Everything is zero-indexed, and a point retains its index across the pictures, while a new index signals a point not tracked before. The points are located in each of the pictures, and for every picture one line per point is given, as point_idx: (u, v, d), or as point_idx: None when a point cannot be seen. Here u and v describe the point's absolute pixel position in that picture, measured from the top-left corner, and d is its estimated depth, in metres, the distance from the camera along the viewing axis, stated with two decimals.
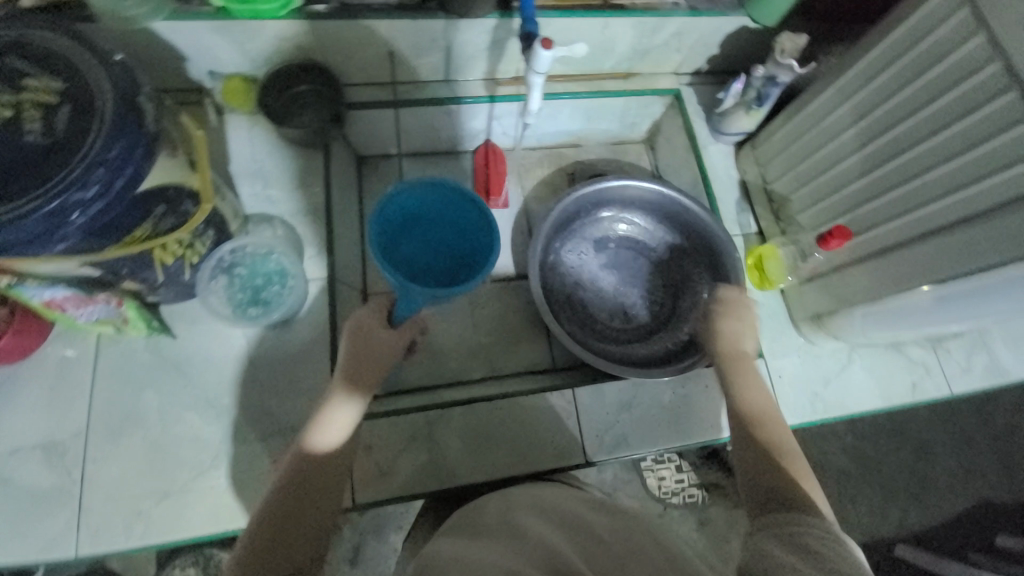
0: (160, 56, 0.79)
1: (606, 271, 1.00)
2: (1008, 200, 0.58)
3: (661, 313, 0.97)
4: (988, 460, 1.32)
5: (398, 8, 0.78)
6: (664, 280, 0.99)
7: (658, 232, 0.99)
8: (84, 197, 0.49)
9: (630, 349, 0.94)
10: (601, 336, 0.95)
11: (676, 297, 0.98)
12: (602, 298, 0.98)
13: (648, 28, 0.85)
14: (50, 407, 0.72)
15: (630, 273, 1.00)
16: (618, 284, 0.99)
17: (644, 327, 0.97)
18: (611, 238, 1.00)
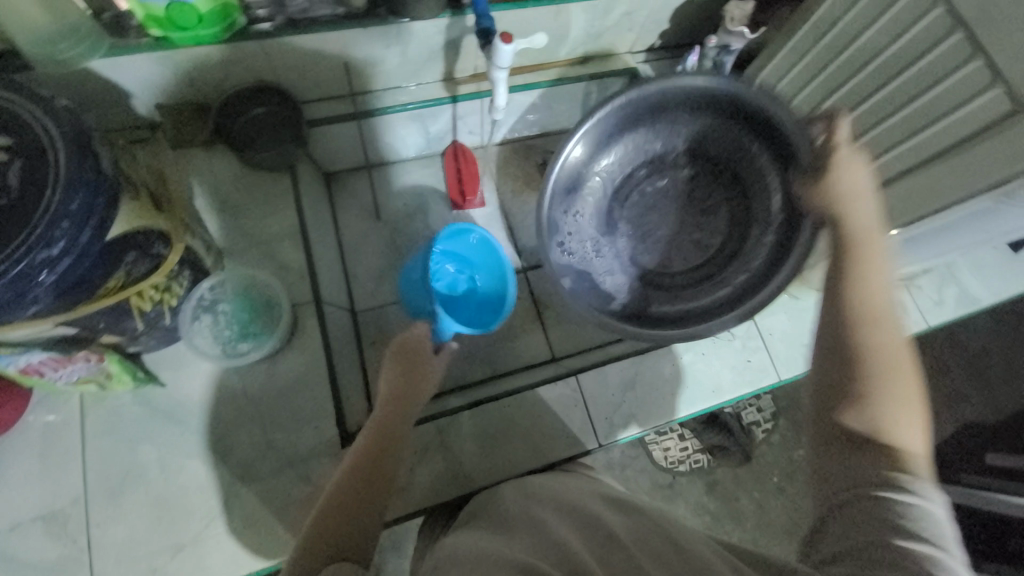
0: (102, 95, 0.75)
1: (641, 213, 0.84)
2: (965, 139, 0.60)
3: (733, 217, 0.82)
4: (964, 383, 1.39)
5: (347, 17, 0.75)
6: (716, 182, 0.83)
7: (676, 142, 0.82)
8: (51, 254, 0.47)
9: (719, 285, 0.80)
10: (675, 295, 0.81)
11: (739, 192, 0.82)
12: (656, 247, 0.84)
13: (600, 10, 0.85)
14: (43, 476, 0.68)
15: (667, 198, 0.84)
16: (659, 221, 0.84)
17: (725, 250, 0.82)
18: (622, 181, 0.84)
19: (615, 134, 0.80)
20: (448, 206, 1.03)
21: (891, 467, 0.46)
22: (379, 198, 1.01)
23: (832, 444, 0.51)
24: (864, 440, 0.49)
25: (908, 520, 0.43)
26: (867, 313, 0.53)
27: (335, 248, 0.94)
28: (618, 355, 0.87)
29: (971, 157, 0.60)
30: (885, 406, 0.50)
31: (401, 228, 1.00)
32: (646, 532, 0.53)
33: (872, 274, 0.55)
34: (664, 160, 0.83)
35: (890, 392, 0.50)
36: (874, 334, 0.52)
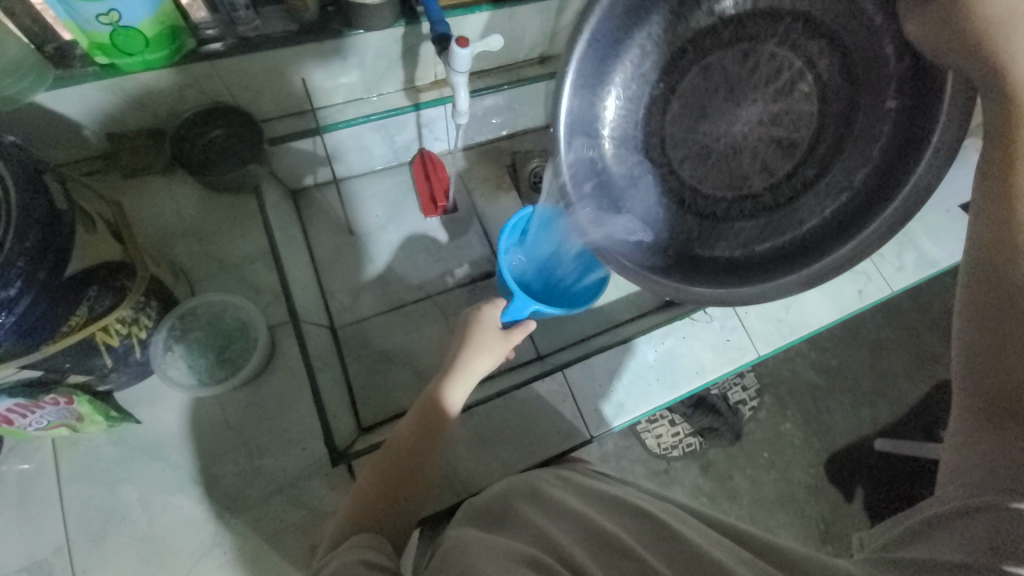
0: (51, 128, 0.73)
1: (679, 123, 0.54)
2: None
3: (821, 95, 0.53)
4: (935, 344, 1.44)
5: (300, 32, 0.75)
6: (784, 46, 0.51)
7: (715, 11, 0.51)
8: (6, 295, 0.45)
9: (823, 201, 0.54)
10: (761, 229, 0.55)
11: (826, 51, 0.51)
12: (710, 167, 0.55)
13: (552, 10, 0.87)
14: (19, 529, 0.65)
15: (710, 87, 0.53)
16: (721, 124, 0.54)
17: (819, 148, 0.54)
18: (636, 94, 0.54)
19: (608, 49, 0.51)
20: (420, 214, 1.01)
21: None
22: (350, 211, 1.00)
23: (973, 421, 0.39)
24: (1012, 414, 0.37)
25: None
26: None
27: (309, 266, 0.93)
28: (602, 346, 0.88)
29: None
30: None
31: (376, 240, 0.99)
32: (645, 522, 0.54)
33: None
34: (693, 56, 0.52)
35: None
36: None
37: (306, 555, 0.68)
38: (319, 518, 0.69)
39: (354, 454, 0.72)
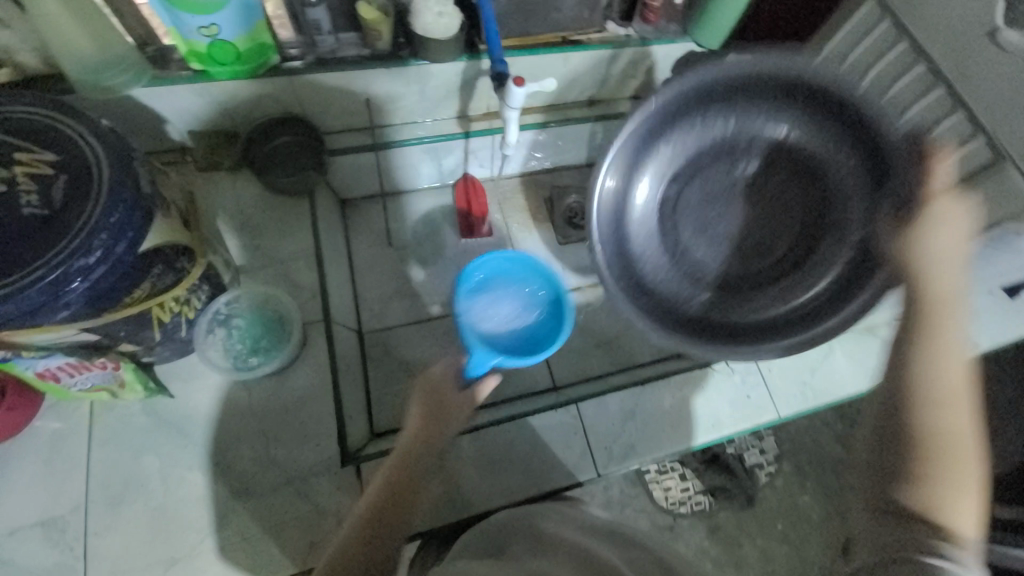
0: (142, 121, 0.81)
1: (682, 201, 0.73)
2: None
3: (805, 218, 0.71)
4: None
5: (370, 57, 0.82)
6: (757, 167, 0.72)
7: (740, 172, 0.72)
8: (87, 263, 0.50)
9: (823, 279, 0.70)
10: (788, 295, 0.72)
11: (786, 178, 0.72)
12: (741, 228, 0.73)
13: (604, 59, 0.94)
14: (46, 483, 0.69)
15: (777, 208, 0.73)
16: (722, 216, 0.73)
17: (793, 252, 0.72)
18: (725, 132, 0.70)
19: (644, 151, 0.71)
20: (456, 235, 1.06)
21: (945, 550, 0.43)
22: (392, 224, 1.05)
23: (876, 512, 0.48)
24: (913, 517, 0.45)
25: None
26: (939, 387, 0.46)
27: (347, 271, 0.97)
28: (619, 386, 0.88)
29: None
30: (939, 483, 0.45)
31: (411, 255, 1.03)
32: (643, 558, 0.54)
33: (942, 366, 0.46)
34: (746, 156, 0.71)
35: (948, 481, 0.45)
36: (939, 416, 0.46)
37: (303, 551, 0.69)
38: (321, 516, 0.71)
39: (365, 455, 0.74)
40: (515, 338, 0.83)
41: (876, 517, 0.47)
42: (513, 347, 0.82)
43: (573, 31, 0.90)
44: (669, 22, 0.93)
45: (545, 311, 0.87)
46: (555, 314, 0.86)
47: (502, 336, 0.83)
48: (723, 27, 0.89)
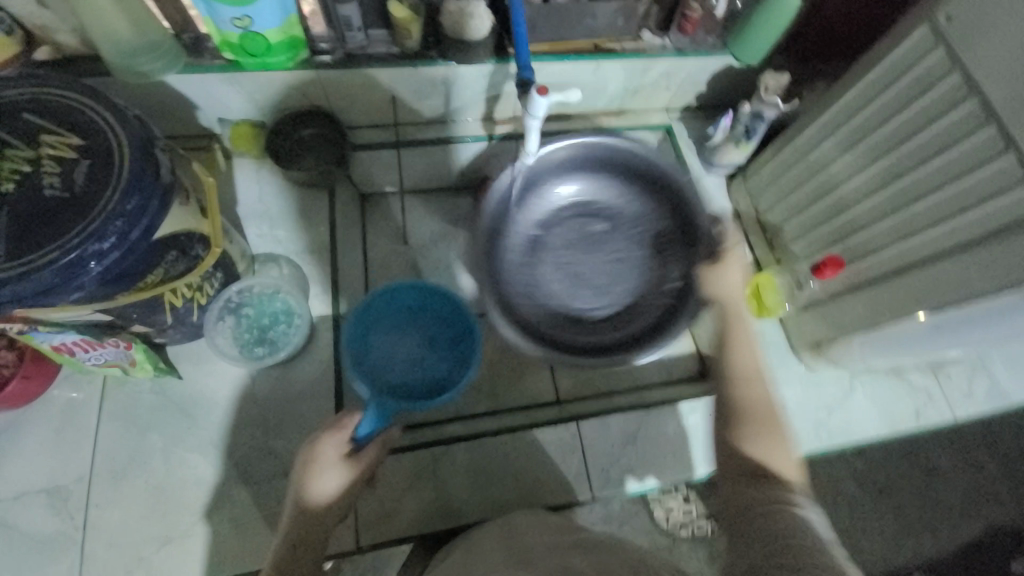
0: (174, 106, 0.83)
1: (557, 234, 0.92)
2: (983, 236, 0.60)
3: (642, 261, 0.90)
4: (999, 482, 1.30)
5: (399, 56, 0.82)
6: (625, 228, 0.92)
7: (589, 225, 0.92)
8: (101, 247, 0.51)
9: (627, 329, 0.88)
10: (594, 327, 0.87)
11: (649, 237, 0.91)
12: (570, 270, 0.91)
13: (637, 69, 0.91)
14: (55, 451, 0.72)
15: (616, 265, 0.91)
16: (582, 257, 0.92)
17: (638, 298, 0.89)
18: (610, 201, 0.93)
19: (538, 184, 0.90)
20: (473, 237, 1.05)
21: (787, 490, 0.55)
22: None
23: (734, 476, 0.59)
24: (759, 472, 0.58)
25: (804, 530, 0.50)
26: (742, 372, 0.66)
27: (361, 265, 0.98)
28: (622, 406, 0.86)
29: (988, 257, 0.59)
30: (761, 441, 0.60)
31: None
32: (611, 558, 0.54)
33: (744, 353, 0.68)
34: (624, 216, 0.93)
35: (769, 442, 0.60)
36: (747, 389, 0.65)
37: None
38: None
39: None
40: (411, 375, 0.79)
41: (739, 482, 0.58)
42: (410, 387, 0.78)
43: (607, 38, 0.88)
44: (707, 35, 0.89)
45: (445, 347, 0.82)
46: (460, 350, 0.82)
47: (396, 371, 0.79)
48: (764, 42, 0.86)
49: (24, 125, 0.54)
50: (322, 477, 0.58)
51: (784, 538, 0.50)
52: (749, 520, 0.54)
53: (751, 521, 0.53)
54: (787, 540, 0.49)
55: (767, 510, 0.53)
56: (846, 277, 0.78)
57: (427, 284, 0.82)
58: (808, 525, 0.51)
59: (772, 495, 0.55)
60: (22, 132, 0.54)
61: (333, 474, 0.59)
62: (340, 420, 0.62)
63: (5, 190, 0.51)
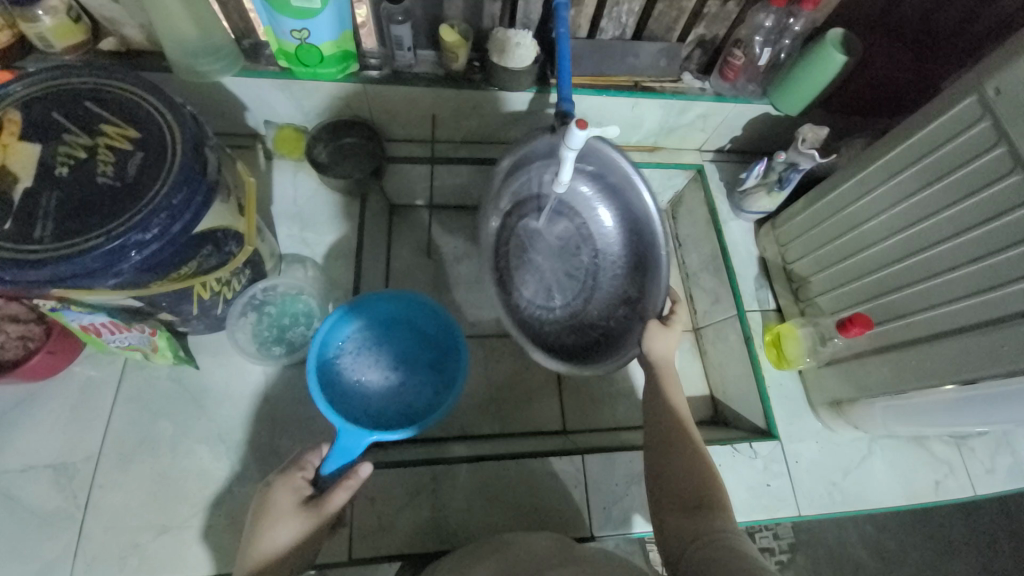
0: (225, 106, 0.87)
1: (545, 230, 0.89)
2: (1016, 313, 0.58)
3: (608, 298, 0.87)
4: (1013, 561, 1.25)
5: (444, 76, 0.84)
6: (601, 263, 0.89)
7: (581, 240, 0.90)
8: (144, 237, 0.52)
9: (582, 336, 0.87)
10: (572, 332, 0.87)
11: (622, 276, 0.88)
12: (559, 275, 0.89)
13: (675, 109, 0.92)
14: (68, 427, 0.73)
15: (579, 278, 0.89)
16: (569, 265, 0.90)
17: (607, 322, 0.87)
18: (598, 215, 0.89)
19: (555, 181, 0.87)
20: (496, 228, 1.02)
21: (723, 518, 0.55)
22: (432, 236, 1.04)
23: (674, 512, 0.57)
24: (699, 504, 0.57)
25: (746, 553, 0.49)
26: (676, 413, 0.67)
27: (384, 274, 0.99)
28: (630, 444, 0.84)
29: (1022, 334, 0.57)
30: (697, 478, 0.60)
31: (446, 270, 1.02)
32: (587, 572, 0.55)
33: (674, 398, 0.68)
34: (605, 250, 0.89)
35: (703, 475, 0.60)
36: (684, 433, 0.65)
37: None
38: None
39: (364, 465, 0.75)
40: (388, 400, 0.79)
41: (681, 517, 0.56)
42: (384, 413, 0.78)
43: (647, 77, 0.89)
44: (747, 82, 0.90)
45: (427, 370, 0.82)
46: (441, 374, 0.82)
47: (373, 395, 0.79)
48: (806, 94, 0.86)
49: (87, 114, 0.57)
50: (276, 531, 0.58)
51: (728, 563, 0.48)
52: (693, 552, 0.52)
53: (695, 553, 0.51)
54: (734, 563, 0.48)
55: (708, 540, 0.52)
56: (874, 336, 0.76)
57: (414, 300, 0.79)
58: (749, 548, 0.50)
59: (709, 524, 0.54)
60: (84, 121, 0.57)
61: (288, 527, 0.59)
62: (300, 463, 0.65)
63: (61, 175, 0.53)
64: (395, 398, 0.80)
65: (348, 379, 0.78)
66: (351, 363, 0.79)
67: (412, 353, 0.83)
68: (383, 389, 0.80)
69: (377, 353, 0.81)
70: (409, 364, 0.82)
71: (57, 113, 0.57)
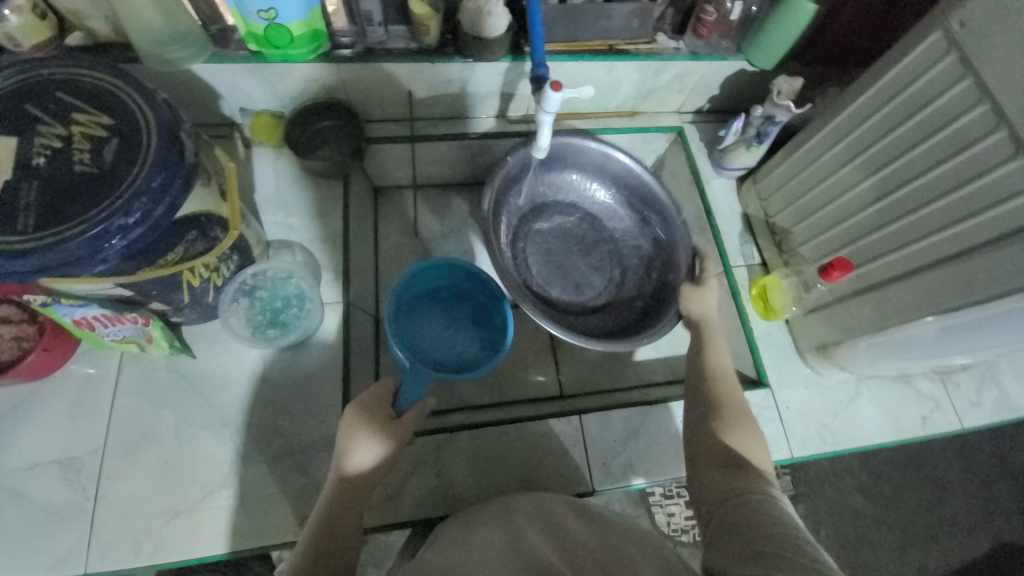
0: (199, 95, 0.86)
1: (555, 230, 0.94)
2: (984, 243, 0.60)
3: (609, 286, 0.93)
4: (1004, 498, 1.30)
5: (418, 51, 0.84)
6: (611, 254, 0.95)
7: (582, 236, 0.95)
8: (126, 222, 0.53)
9: (619, 317, 0.90)
10: (589, 314, 0.90)
11: (620, 267, 0.94)
12: (571, 268, 0.93)
13: (652, 70, 0.92)
14: (71, 423, 0.74)
15: (600, 270, 0.94)
16: (581, 260, 0.94)
17: (614, 302, 0.91)
18: (611, 213, 0.96)
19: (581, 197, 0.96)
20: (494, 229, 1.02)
21: (760, 480, 0.55)
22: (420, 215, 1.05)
23: (721, 466, 0.58)
24: (736, 462, 0.58)
25: (772, 511, 0.49)
26: (717, 371, 0.71)
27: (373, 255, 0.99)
28: (626, 402, 0.86)
29: (994, 260, 0.58)
30: (735, 435, 0.62)
31: (436, 249, 1.02)
32: (587, 535, 0.58)
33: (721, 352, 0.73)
34: (607, 245, 0.95)
35: (738, 436, 0.62)
36: (725, 387, 0.69)
37: (296, 522, 0.72)
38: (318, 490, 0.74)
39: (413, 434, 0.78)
40: (446, 353, 0.79)
41: (720, 474, 0.58)
42: (442, 363, 0.78)
43: (621, 40, 0.89)
44: (721, 39, 0.90)
45: (472, 326, 0.84)
46: (488, 328, 0.83)
47: (433, 349, 0.80)
48: (779, 46, 0.86)
49: (59, 103, 0.57)
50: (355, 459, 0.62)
51: (758, 532, 0.46)
52: (727, 510, 0.52)
53: (730, 512, 0.51)
54: (766, 526, 0.47)
55: (739, 501, 0.52)
56: (854, 279, 0.78)
57: (453, 264, 0.82)
58: (783, 514, 0.49)
59: (749, 488, 0.53)
60: (56, 111, 0.56)
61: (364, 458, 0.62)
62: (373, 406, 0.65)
63: (37, 165, 0.53)
64: (450, 350, 0.80)
65: (410, 338, 0.78)
66: (408, 322, 0.80)
67: (460, 310, 0.85)
68: (440, 342, 0.81)
69: (426, 313, 0.82)
70: (457, 322, 0.84)
71: (29, 105, 0.56)
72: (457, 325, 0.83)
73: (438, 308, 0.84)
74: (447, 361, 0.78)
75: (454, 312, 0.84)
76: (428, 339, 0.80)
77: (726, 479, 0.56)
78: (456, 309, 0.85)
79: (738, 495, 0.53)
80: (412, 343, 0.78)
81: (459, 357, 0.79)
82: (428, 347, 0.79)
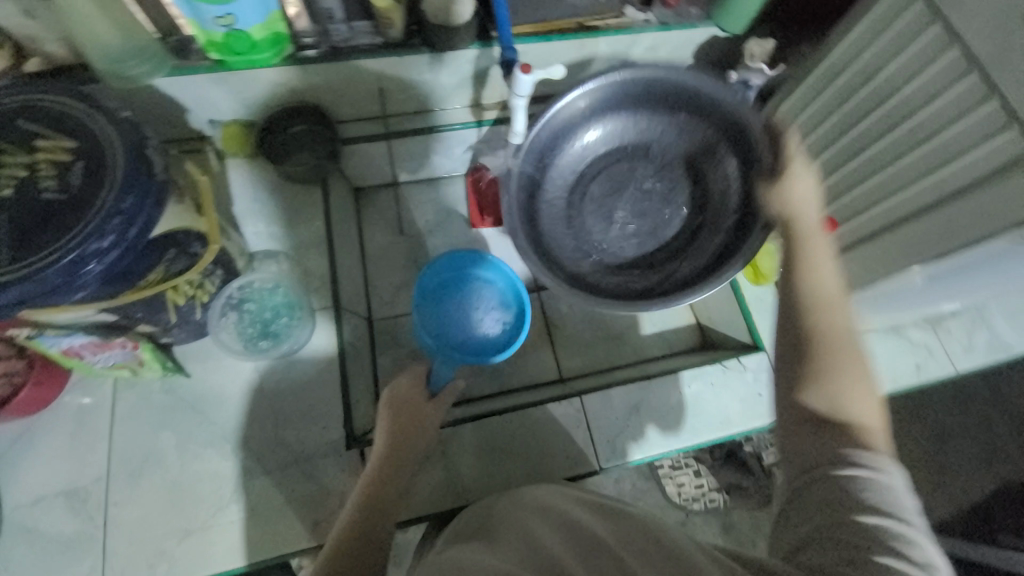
0: (165, 111, 0.84)
1: (601, 179, 0.80)
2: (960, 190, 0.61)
3: (666, 222, 0.79)
4: (1004, 438, 1.33)
5: (383, 45, 0.82)
6: (654, 186, 0.80)
7: (617, 171, 0.80)
8: (101, 245, 0.52)
9: (695, 253, 0.77)
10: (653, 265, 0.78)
11: (671, 198, 0.80)
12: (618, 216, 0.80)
13: (622, 45, 0.91)
14: (71, 454, 0.74)
15: (649, 205, 0.80)
16: (626, 202, 0.80)
17: (679, 241, 0.79)
18: (642, 134, 0.79)
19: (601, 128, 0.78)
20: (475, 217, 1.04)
21: (858, 448, 0.45)
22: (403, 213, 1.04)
23: (793, 428, 0.50)
24: (834, 421, 0.48)
25: (866, 493, 0.42)
26: (819, 297, 0.54)
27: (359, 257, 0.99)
28: (624, 379, 0.87)
29: (973, 204, 0.59)
30: (840, 383, 0.50)
31: (423, 245, 1.01)
32: (630, 527, 0.48)
33: (823, 269, 0.55)
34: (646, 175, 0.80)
35: (845, 381, 0.49)
36: (826, 314, 0.53)
37: (308, 528, 0.72)
38: (327, 495, 0.74)
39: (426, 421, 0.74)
40: (471, 338, 0.81)
41: (813, 432, 0.48)
42: (467, 347, 0.80)
43: (590, 17, 0.87)
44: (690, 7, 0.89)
45: (500, 308, 0.84)
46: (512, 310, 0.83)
47: (461, 334, 0.81)
48: (748, 10, 0.85)
49: (19, 131, 0.55)
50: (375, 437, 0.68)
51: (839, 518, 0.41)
52: (816, 480, 0.45)
53: (817, 483, 0.45)
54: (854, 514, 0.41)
55: (831, 476, 0.44)
56: (840, 236, 0.78)
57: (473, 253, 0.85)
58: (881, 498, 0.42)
59: (848, 458, 0.45)
60: (17, 139, 0.55)
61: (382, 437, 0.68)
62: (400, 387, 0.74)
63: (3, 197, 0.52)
64: (477, 334, 0.82)
65: (438, 326, 0.82)
66: (435, 312, 0.83)
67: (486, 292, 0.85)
68: (468, 327, 0.82)
69: (452, 300, 0.84)
70: (484, 305, 0.84)
71: None
72: (484, 309, 0.83)
73: (463, 294, 0.84)
74: (474, 344, 0.81)
75: (480, 295, 0.84)
76: (456, 325, 0.82)
77: (821, 445, 0.47)
78: (483, 291, 0.84)
79: (829, 468, 0.45)
80: (440, 330, 0.81)
81: (484, 339, 0.81)
82: (455, 331, 0.81)
